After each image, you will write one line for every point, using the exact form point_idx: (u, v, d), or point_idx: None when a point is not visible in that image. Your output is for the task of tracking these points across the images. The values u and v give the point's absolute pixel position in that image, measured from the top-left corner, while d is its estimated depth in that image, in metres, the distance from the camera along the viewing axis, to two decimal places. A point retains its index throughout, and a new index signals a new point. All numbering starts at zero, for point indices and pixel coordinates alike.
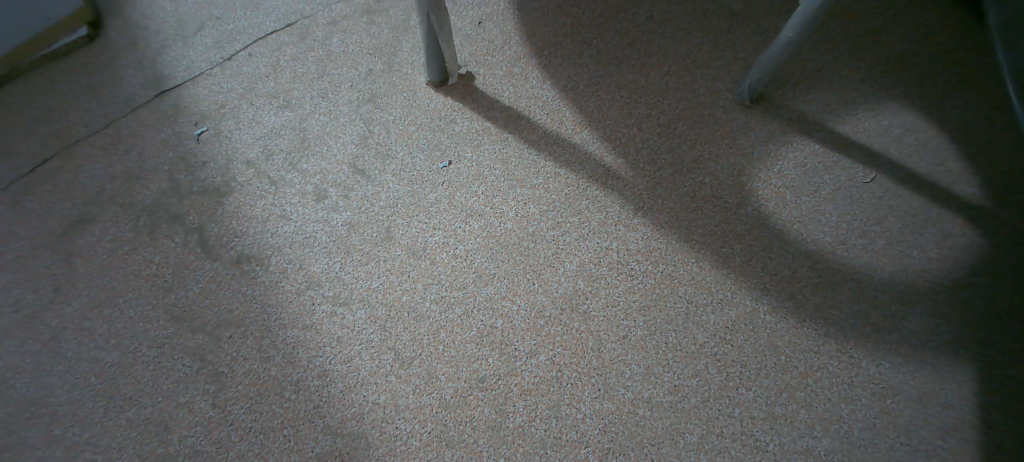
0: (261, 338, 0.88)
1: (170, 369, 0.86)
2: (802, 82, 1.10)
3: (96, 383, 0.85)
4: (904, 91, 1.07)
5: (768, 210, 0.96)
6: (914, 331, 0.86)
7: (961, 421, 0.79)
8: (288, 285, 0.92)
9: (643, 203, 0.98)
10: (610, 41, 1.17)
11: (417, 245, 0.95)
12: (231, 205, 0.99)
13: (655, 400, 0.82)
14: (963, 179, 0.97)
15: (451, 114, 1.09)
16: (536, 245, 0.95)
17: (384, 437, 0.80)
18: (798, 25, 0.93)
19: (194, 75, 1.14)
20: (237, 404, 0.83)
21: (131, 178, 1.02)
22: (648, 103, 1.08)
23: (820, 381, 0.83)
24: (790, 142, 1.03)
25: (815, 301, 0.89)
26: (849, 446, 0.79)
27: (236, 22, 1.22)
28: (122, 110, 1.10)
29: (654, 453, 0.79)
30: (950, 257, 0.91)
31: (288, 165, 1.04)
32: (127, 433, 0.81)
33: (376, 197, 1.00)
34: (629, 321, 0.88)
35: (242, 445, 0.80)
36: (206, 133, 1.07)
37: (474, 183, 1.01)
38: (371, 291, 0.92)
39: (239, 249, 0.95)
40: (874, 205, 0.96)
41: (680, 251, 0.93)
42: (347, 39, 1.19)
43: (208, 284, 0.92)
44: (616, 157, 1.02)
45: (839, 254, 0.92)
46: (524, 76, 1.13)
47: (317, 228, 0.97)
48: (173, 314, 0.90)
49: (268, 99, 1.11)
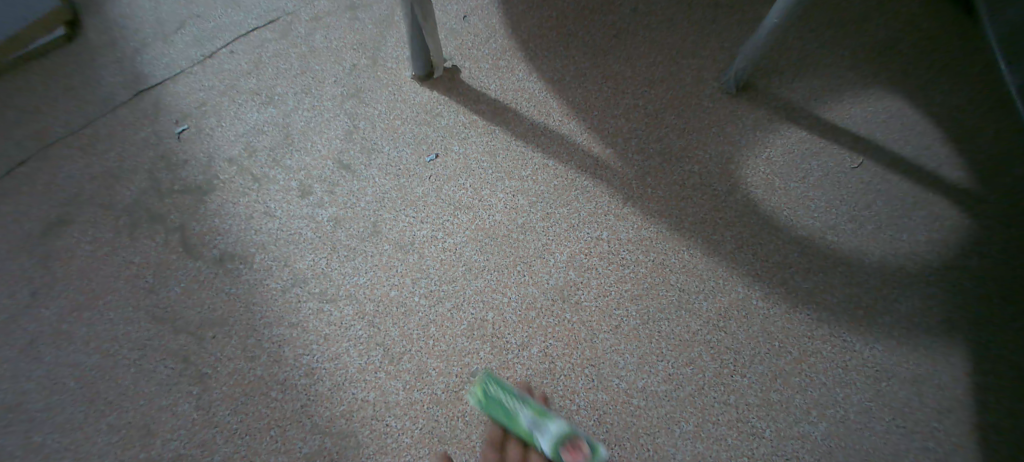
0: (246, 337, 0.86)
1: (152, 371, 0.84)
2: (788, 69, 1.10)
3: (75, 387, 0.83)
4: (889, 77, 1.08)
5: (757, 196, 0.96)
6: (906, 314, 0.86)
7: (955, 402, 0.79)
8: (273, 282, 0.90)
9: (633, 193, 0.97)
10: (596, 33, 1.16)
11: (405, 239, 0.94)
12: (213, 204, 0.97)
13: (650, 389, 0.81)
14: (948, 163, 0.98)
15: (437, 108, 1.08)
16: (526, 236, 0.93)
17: (374, 435, 0.79)
18: (781, 11, 0.93)
19: (174, 73, 1.12)
20: (221, 405, 0.81)
21: (112, 178, 1.00)
22: (635, 93, 1.07)
23: (814, 366, 0.83)
24: (777, 130, 1.03)
25: (807, 286, 0.88)
26: (846, 431, 0.78)
27: (216, 19, 1.20)
28: (101, 110, 1.07)
29: (650, 443, 0.78)
30: (940, 240, 0.91)
31: (271, 162, 1.02)
32: (109, 438, 0.79)
33: (363, 192, 0.98)
34: (621, 311, 0.87)
35: (229, 447, 0.78)
36: (188, 131, 1.05)
37: (462, 176, 1.00)
38: (359, 287, 0.90)
39: (223, 248, 0.93)
40: (862, 190, 0.96)
41: (671, 240, 0.93)
42: (330, 35, 1.18)
43: (190, 284, 0.90)
44: (605, 147, 1.02)
45: (829, 239, 0.92)
46: (510, 69, 1.12)
47: (302, 224, 0.95)
48: (155, 315, 0.88)
49: (250, 96, 1.09)
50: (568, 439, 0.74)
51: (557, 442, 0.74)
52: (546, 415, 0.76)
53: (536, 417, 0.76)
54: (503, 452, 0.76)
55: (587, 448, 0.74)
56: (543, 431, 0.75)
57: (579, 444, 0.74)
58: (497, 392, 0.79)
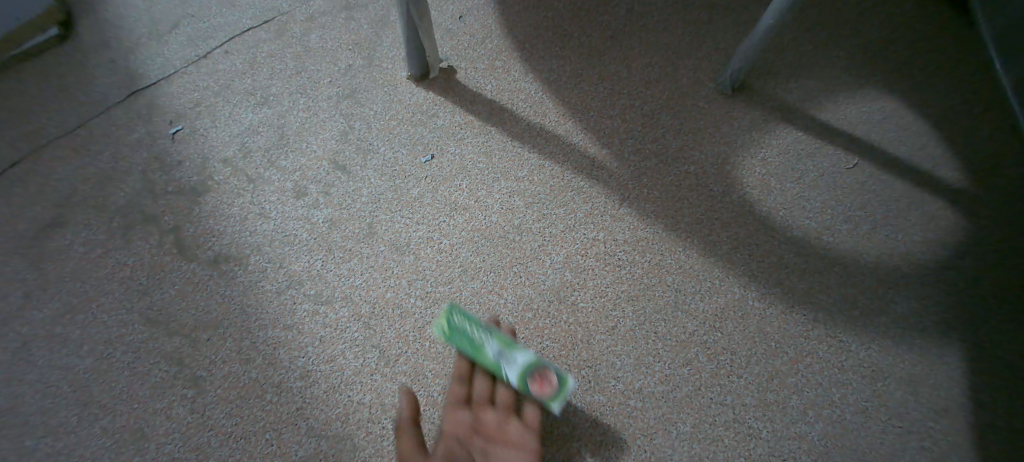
0: (240, 339, 0.85)
1: (146, 374, 0.83)
2: (784, 70, 1.10)
3: (68, 391, 0.82)
4: (884, 77, 1.08)
5: (753, 197, 0.96)
6: (902, 314, 0.86)
7: (951, 402, 0.79)
8: (268, 284, 0.90)
9: (630, 193, 0.97)
10: (592, 33, 1.16)
11: (401, 241, 0.93)
12: (208, 205, 0.97)
13: (646, 391, 0.81)
14: (943, 163, 0.98)
15: (433, 108, 1.07)
16: (522, 237, 0.93)
17: (370, 438, 0.78)
18: (776, 12, 0.93)
19: (168, 73, 1.11)
20: (216, 408, 0.81)
21: (105, 179, 0.99)
22: (631, 94, 1.07)
23: (811, 366, 0.83)
24: (773, 130, 1.03)
25: (803, 287, 0.88)
26: (842, 431, 0.78)
27: (210, 19, 1.19)
28: (94, 111, 1.07)
29: (647, 445, 0.78)
30: (935, 240, 0.91)
31: (266, 162, 1.01)
32: (102, 442, 0.78)
33: (358, 193, 0.98)
34: (617, 312, 0.87)
35: (224, 450, 0.78)
36: (182, 131, 1.04)
37: (458, 177, 0.99)
38: (354, 289, 0.89)
39: (217, 250, 0.93)
40: (858, 190, 0.96)
41: (668, 240, 0.93)
42: (325, 35, 1.17)
43: (184, 287, 0.90)
44: (601, 148, 1.02)
45: (825, 239, 0.92)
46: (506, 70, 1.12)
47: (297, 225, 0.95)
48: (149, 318, 0.87)
49: (244, 96, 1.09)
50: (534, 370, 0.76)
51: (522, 373, 0.76)
52: (512, 346, 0.78)
53: (501, 348, 0.78)
54: (471, 382, 0.79)
55: (555, 378, 0.75)
56: (508, 361, 0.77)
57: (546, 374, 0.76)
58: (463, 322, 0.80)
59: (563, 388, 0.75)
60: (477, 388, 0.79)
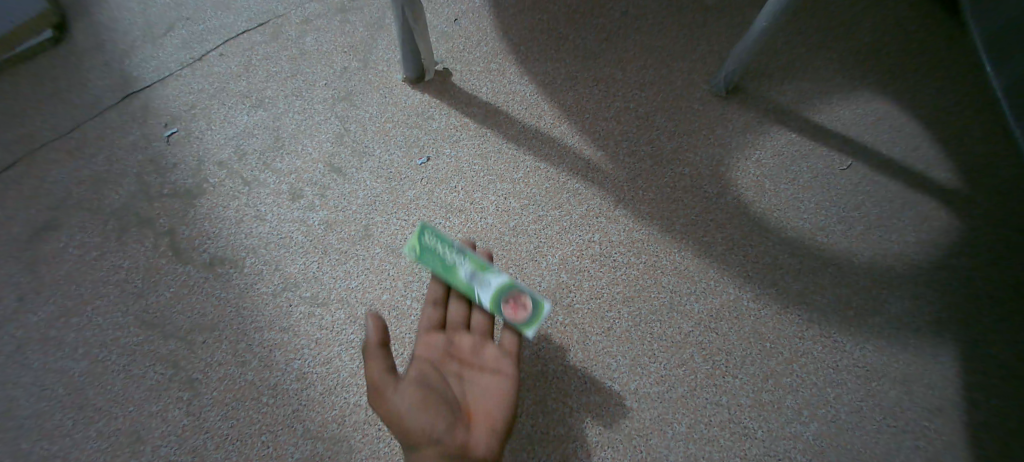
0: (236, 342, 0.85)
1: (141, 377, 0.83)
2: (778, 72, 1.10)
3: (63, 394, 0.82)
4: (877, 80, 1.09)
5: (747, 198, 0.96)
6: (896, 314, 0.86)
7: (944, 401, 0.80)
8: (264, 287, 0.90)
9: (624, 195, 0.97)
10: (587, 36, 1.16)
11: (396, 243, 0.94)
12: (203, 207, 0.97)
13: (642, 391, 0.81)
14: (936, 164, 0.99)
15: (428, 111, 1.07)
16: (518, 239, 0.93)
17: (367, 440, 0.79)
18: (770, 14, 0.93)
19: (163, 76, 1.11)
20: (211, 410, 0.81)
21: (100, 182, 0.99)
22: (626, 96, 1.08)
23: (805, 366, 0.83)
24: (767, 132, 1.03)
25: (798, 287, 0.89)
26: (836, 431, 0.79)
27: (205, 22, 1.19)
28: (89, 113, 1.06)
29: (643, 445, 0.78)
30: (928, 241, 0.92)
31: (262, 165, 1.01)
32: (98, 445, 0.79)
33: (354, 196, 0.98)
34: (613, 313, 0.87)
35: (220, 453, 0.78)
36: (177, 134, 1.04)
37: (453, 179, 1.00)
38: (350, 291, 0.89)
39: (212, 252, 0.93)
40: (852, 191, 0.97)
41: (663, 242, 0.93)
42: (321, 37, 1.17)
43: (179, 289, 0.90)
44: (596, 150, 1.02)
45: (819, 240, 0.92)
46: (502, 72, 1.12)
47: (293, 227, 0.95)
48: (144, 320, 0.87)
49: (240, 99, 1.09)
50: (509, 293, 0.78)
51: (496, 295, 0.78)
52: (487, 268, 0.80)
53: (476, 270, 0.79)
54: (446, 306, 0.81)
55: (529, 302, 0.78)
56: (483, 283, 0.79)
57: (520, 299, 0.78)
58: (437, 244, 0.81)
59: (537, 313, 0.77)
60: (452, 312, 0.80)
